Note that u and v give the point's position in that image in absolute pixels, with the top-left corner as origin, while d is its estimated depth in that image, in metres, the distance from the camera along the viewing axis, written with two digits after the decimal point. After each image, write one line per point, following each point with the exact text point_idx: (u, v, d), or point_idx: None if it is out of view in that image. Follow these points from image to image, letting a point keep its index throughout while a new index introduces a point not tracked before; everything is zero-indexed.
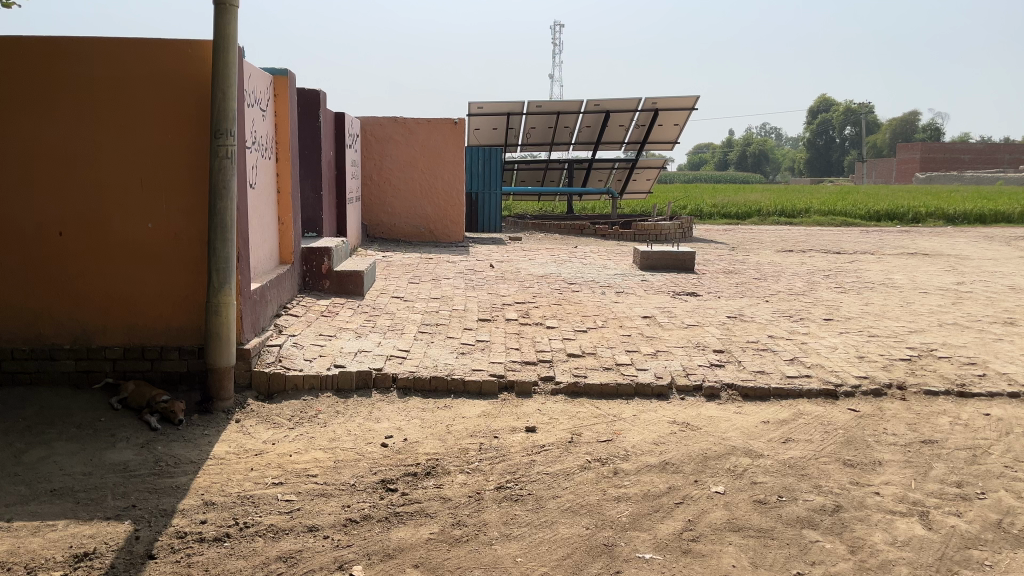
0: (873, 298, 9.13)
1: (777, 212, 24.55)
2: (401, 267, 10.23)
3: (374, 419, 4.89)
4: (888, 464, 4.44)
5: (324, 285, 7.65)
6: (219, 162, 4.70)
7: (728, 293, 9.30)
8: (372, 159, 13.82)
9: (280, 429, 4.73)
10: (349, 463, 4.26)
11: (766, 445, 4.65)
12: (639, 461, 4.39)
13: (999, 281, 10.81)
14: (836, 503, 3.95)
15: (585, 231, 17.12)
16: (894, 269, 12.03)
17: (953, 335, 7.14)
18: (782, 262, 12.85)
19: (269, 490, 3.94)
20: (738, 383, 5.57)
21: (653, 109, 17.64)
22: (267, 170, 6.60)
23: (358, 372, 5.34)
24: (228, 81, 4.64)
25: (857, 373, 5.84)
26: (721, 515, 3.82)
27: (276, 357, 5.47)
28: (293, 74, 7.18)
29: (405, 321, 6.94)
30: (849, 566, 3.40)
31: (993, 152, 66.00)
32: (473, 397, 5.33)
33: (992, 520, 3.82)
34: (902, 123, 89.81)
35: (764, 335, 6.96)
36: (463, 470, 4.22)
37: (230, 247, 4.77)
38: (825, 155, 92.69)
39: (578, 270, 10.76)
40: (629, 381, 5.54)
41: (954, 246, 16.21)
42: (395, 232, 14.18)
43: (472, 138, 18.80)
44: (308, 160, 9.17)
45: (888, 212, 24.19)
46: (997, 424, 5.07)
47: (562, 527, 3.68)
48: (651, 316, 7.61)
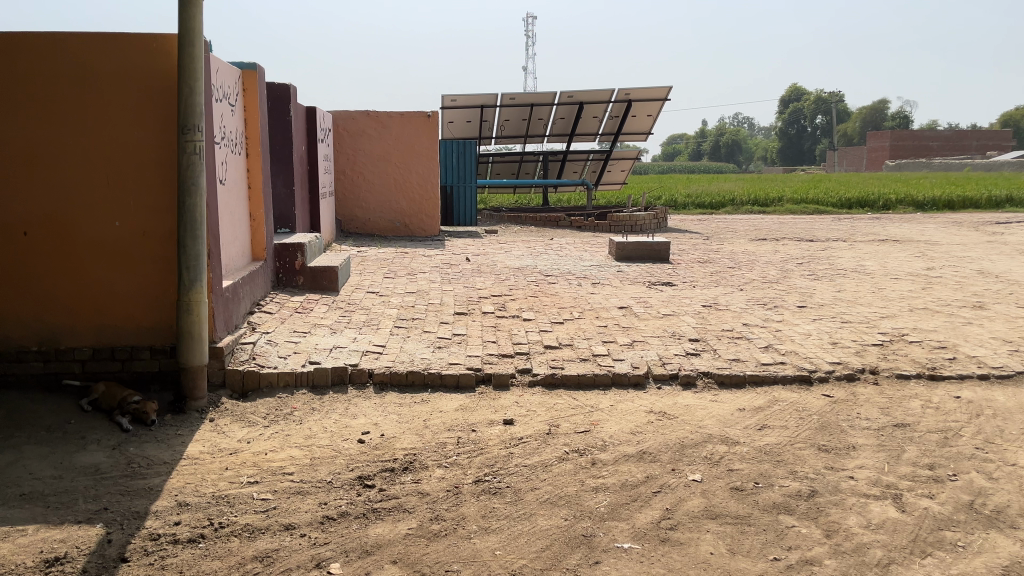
0: (846, 285, 9.24)
1: (750, 200, 24.72)
2: (376, 262, 10.18)
3: (351, 415, 4.86)
4: (862, 448, 4.49)
5: (297, 281, 7.58)
6: (187, 158, 4.62)
7: (703, 283, 9.35)
8: (345, 153, 13.73)
9: (255, 427, 4.68)
10: (326, 460, 4.23)
11: (741, 433, 4.68)
12: (617, 451, 4.40)
13: (968, 266, 10.99)
14: (812, 488, 3.99)
15: (560, 223, 17.13)
16: (865, 256, 12.18)
17: (923, 320, 7.24)
18: (755, 251, 12.93)
19: (244, 489, 3.89)
20: (713, 371, 5.61)
21: (626, 100, 17.73)
22: (237, 166, 6.52)
23: (333, 368, 5.30)
24: (195, 75, 4.57)
25: (830, 360, 5.90)
26: (699, 503, 3.84)
27: (250, 354, 5.41)
28: (262, 68, 7.09)
29: (380, 316, 6.89)
30: (825, 551, 3.43)
31: (961, 138, 66.90)
32: (450, 391, 5.31)
33: (965, 501, 3.88)
34: (871, 112, 90.82)
35: (739, 323, 7.01)
36: (441, 464, 4.20)
37: (201, 245, 4.71)
38: (797, 144, 93.51)
39: (554, 262, 10.77)
40: (606, 371, 5.55)
41: (923, 232, 16.43)
42: (370, 227, 14.09)
43: (446, 131, 18.72)
44: (281, 156, 9.08)
45: (859, 200, 24.43)
46: (968, 406, 5.15)
47: (541, 518, 3.68)
48: (628, 307, 7.63)
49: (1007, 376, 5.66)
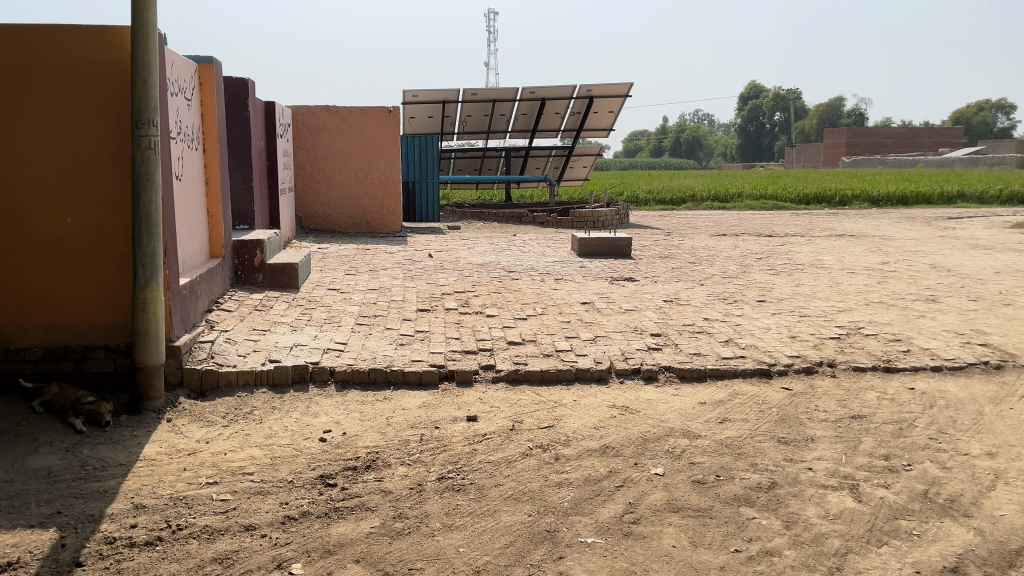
0: (804, 279, 9.39)
1: (710, 196, 24.99)
2: (337, 259, 10.07)
3: (312, 414, 4.80)
4: (820, 440, 4.56)
5: (256, 278, 7.47)
6: (142, 153, 4.52)
7: (664, 278, 9.43)
8: (304, 149, 13.57)
9: (214, 427, 4.60)
10: (287, 459, 4.17)
11: (703, 426, 4.73)
12: (581, 446, 4.42)
13: (921, 260, 11.24)
14: (772, 480, 4.04)
15: (523, 219, 17.14)
16: (822, 250, 12.40)
17: (879, 313, 7.40)
18: (716, 247, 13.06)
19: (203, 490, 3.83)
20: (675, 365, 5.65)
21: (588, 96, 17.80)
22: (194, 161, 6.40)
23: (293, 367, 5.23)
24: (149, 68, 4.47)
25: (789, 353, 5.99)
26: (661, 496, 3.87)
27: (208, 353, 5.32)
28: (219, 62, 6.96)
29: (341, 313, 6.83)
30: (784, 541, 3.49)
31: (914, 134, 68.32)
32: (412, 388, 5.27)
33: (919, 491, 3.97)
34: (828, 109, 92.38)
35: (699, 318, 7.08)
36: (404, 462, 4.17)
37: (156, 241, 4.61)
38: (756, 140, 94.79)
39: (516, 258, 10.76)
40: (570, 366, 5.57)
41: (878, 227, 16.74)
42: (331, 223, 13.95)
43: (408, 127, 18.60)
44: (239, 151, 8.94)
45: (816, 195, 24.84)
46: (922, 397, 5.26)
47: (504, 515, 3.67)
48: (590, 302, 7.66)
49: (959, 368, 5.81)
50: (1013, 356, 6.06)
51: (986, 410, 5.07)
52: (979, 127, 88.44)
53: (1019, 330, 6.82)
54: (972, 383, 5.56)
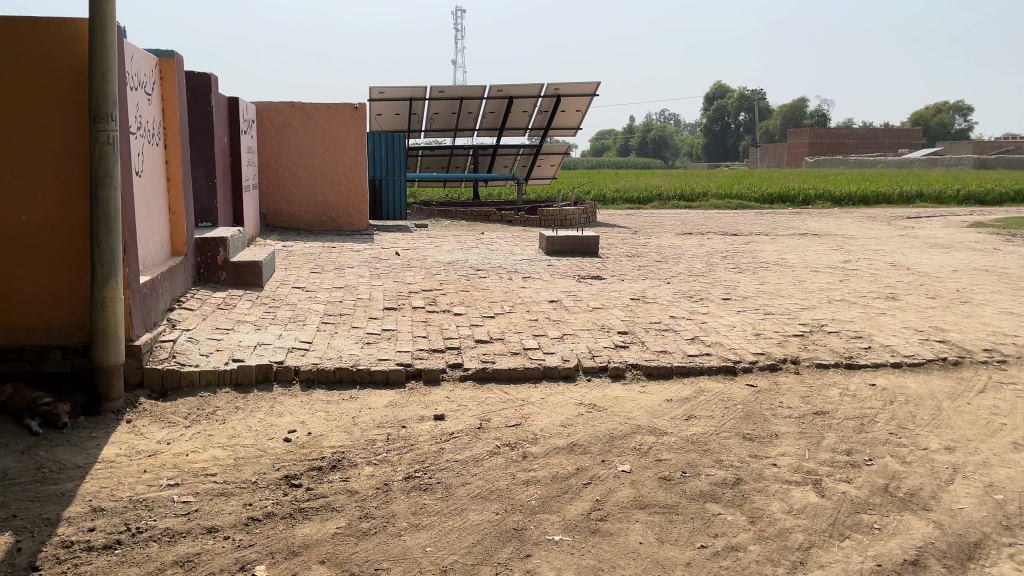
0: (768, 277, 9.50)
1: (676, 195, 25.17)
2: (302, 257, 9.96)
3: (277, 414, 4.74)
4: (785, 436, 4.61)
5: (220, 276, 7.36)
6: (100, 149, 4.42)
7: (631, 276, 9.46)
8: (269, 145, 13.40)
9: (175, 428, 4.52)
10: (250, 460, 4.11)
11: (669, 423, 4.76)
12: (548, 444, 4.41)
13: (882, 258, 11.44)
14: (737, 476, 4.08)
15: (491, 218, 17.11)
16: (786, 249, 12.56)
17: (841, 311, 7.51)
18: (682, 245, 13.17)
19: (164, 492, 3.76)
20: (642, 363, 5.68)
21: (555, 95, 17.86)
22: (154, 157, 6.27)
23: (257, 366, 5.16)
24: (107, 61, 4.37)
25: (754, 350, 6.06)
26: (628, 493, 3.89)
27: (170, 353, 5.23)
28: (181, 56, 6.83)
29: (306, 312, 6.75)
30: (749, 537, 3.52)
31: (875, 136, 69.56)
32: (379, 387, 5.23)
33: (880, 485, 4.03)
34: (792, 110, 93.64)
35: (666, 316, 7.13)
36: (370, 462, 4.13)
37: (115, 239, 4.51)
38: (721, 140, 95.75)
39: (483, 257, 10.74)
40: (537, 364, 5.56)
41: (841, 227, 17.01)
42: (297, 221, 13.79)
43: (374, 124, 18.46)
44: (201, 147, 8.80)
45: (780, 195, 25.15)
46: (882, 393, 5.35)
47: (472, 514, 3.66)
48: (558, 301, 7.66)
49: (918, 364, 5.91)
50: (970, 352, 6.18)
51: (944, 405, 5.17)
52: (937, 128, 90.29)
53: (976, 327, 6.97)
54: (931, 379, 5.66)
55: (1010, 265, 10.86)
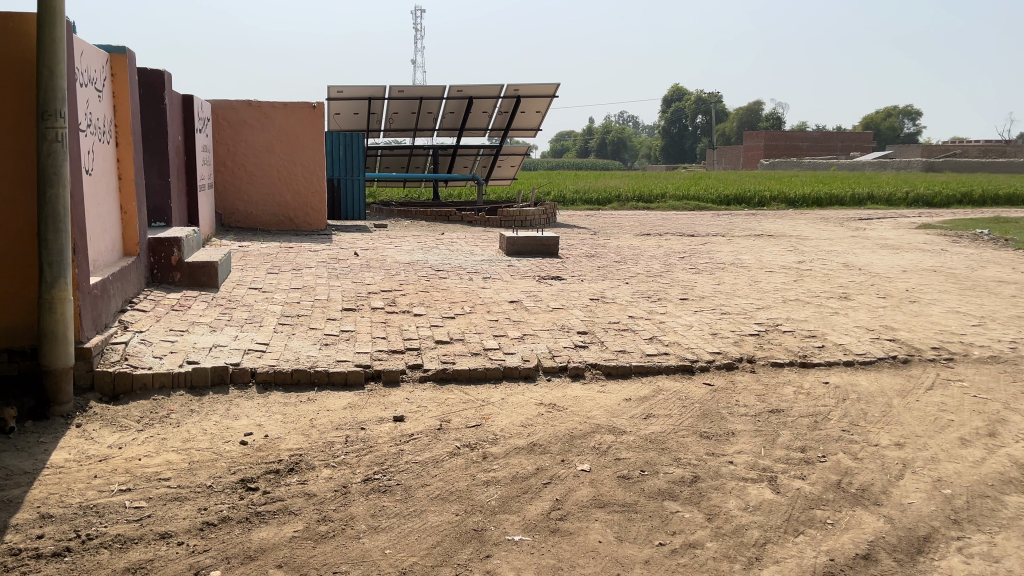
0: (725, 278, 9.63)
1: (635, 197, 25.38)
2: (258, 258, 9.81)
3: (233, 416, 4.66)
4: (741, 434, 4.68)
5: (174, 277, 7.22)
6: (48, 146, 4.30)
7: (591, 276, 9.52)
8: (225, 144, 13.19)
9: (127, 432, 4.42)
10: (205, 464, 4.04)
11: (628, 422, 4.80)
12: (508, 444, 4.42)
13: (835, 259, 11.69)
14: (694, 473, 4.13)
15: (451, 218, 17.07)
16: (742, 250, 12.73)
17: (796, 311, 7.64)
18: (641, 246, 13.29)
19: (115, 497, 3.67)
20: (601, 362, 5.72)
21: (515, 95, 17.87)
22: (105, 155, 6.13)
23: (212, 368, 5.08)
24: (55, 57, 4.26)
25: (711, 350, 6.14)
26: (588, 492, 3.91)
27: (122, 355, 5.11)
28: (133, 53, 6.70)
29: (263, 313, 6.66)
30: (707, 534, 3.57)
31: (829, 139, 71.09)
32: (337, 389, 5.18)
33: (833, 481, 4.11)
34: (748, 113, 95.02)
35: (625, 316, 7.18)
36: (328, 464, 4.09)
37: (64, 239, 4.39)
38: (679, 142, 96.83)
39: (443, 257, 10.70)
40: (497, 364, 5.57)
41: (795, 228, 17.32)
42: (253, 221, 13.60)
43: (333, 123, 18.27)
44: (154, 146, 8.62)
45: (736, 196, 25.54)
46: (836, 391, 5.46)
47: (431, 515, 3.64)
48: (518, 301, 7.67)
49: (869, 362, 6.04)
50: (919, 350, 6.35)
51: (894, 402, 5.29)
52: (888, 132, 92.47)
53: (925, 325, 7.15)
54: (882, 377, 5.80)
55: (957, 265, 11.16)
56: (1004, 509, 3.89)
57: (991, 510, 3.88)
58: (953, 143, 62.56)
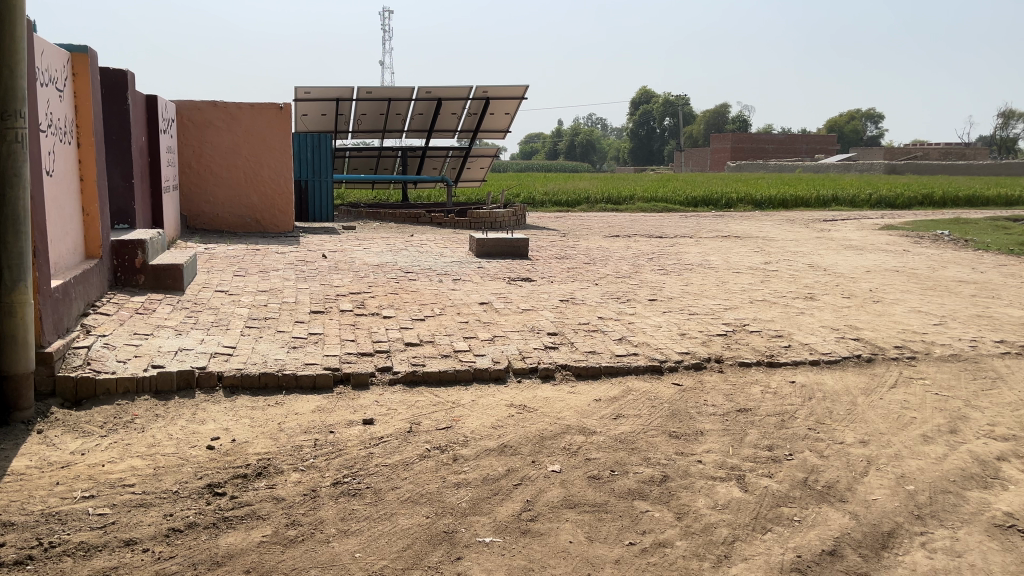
0: (692, 279, 9.71)
1: (604, 199, 25.48)
2: (225, 260, 9.69)
3: (199, 421, 4.60)
4: (709, 434, 4.72)
5: (138, 280, 7.11)
6: (7, 147, 4.21)
7: (560, 278, 9.56)
8: (190, 145, 13.02)
9: (90, 438, 4.34)
10: (171, 469, 3.98)
11: (598, 422, 4.82)
12: (478, 446, 4.41)
13: (801, 259, 11.87)
14: (664, 473, 4.16)
15: (420, 220, 17.00)
16: (709, 251, 12.87)
17: (762, 311, 7.74)
18: (610, 247, 13.36)
19: (79, 504, 3.61)
20: (571, 364, 5.74)
21: (484, 97, 17.87)
22: (66, 156, 6.01)
23: (178, 373, 5.01)
24: (15, 57, 4.17)
25: (680, 350, 6.19)
26: (558, 493, 3.91)
27: (84, 360, 5.02)
28: (95, 52, 6.58)
29: (229, 316, 6.58)
30: (676, 533, 3.59)
31: (792, 142, 72.22)
32: (306, 392, 5.13)
33: (800, 479, 4.17)
34: (715, 116, 96.09)
35: (594, 317, 7.21)
36: (297, 468, 4.05)
37: (24, 241, 4.30)
38: (647, 143, 97.53)
39: (413, 259, 10.67)
40: (468, 367, 5.56)
41: (762, 229, 17.55)
42: (219, 223, 13.44)
43: (300, 124, 18.12)
44: (118, 147, 8.49)
45: (703, 198, 25.82)
46: (802, 390, 5.54)
47: (402, 518, 3.62)
48: (488, 302, 7.67)
49: (834, 361, 6.14)
50: (882, 349, 6.46)
51: (859, 400, 5.38)
52: (851, 135, 94.03)
53: (888, 325, 7.28)
54: (846, 375, 5.89)
55: (919, 266, 11.38)
56: (966, 504, 3.97)
57: (953, 506, 3.96)
58: (914, 147, 63.87)
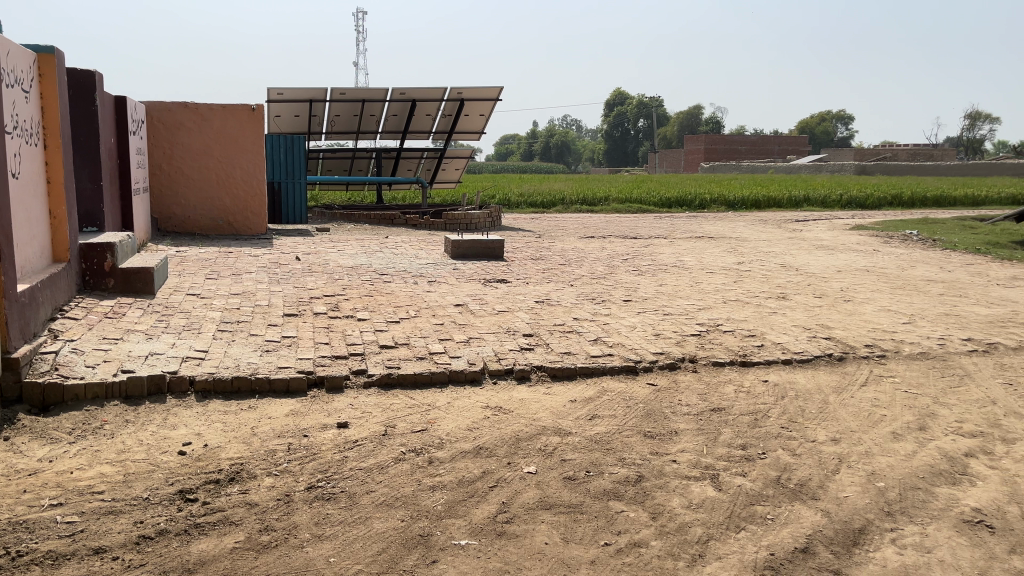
0: (667, 279, 9.77)
1: (579, 199, 25.60)
2: (197, 263, 9.58)
3: (170, 426, 4.54)
4: (683, 433, 4.75)
5: (108, 284, 7.02)
6: None
7: (535, 279, 9.56)
8: (160, 146, 12.87)
9: (58, 444, 4.27)
10: (141, 476, 3.93)
11: (573, 423, 4.83)
12: (454, 449, 4.40)
13: (773, 259, 12.00)
14: (639, 473, 4.17)
15: (395, 221, 16.94)
16: (684, 252, 12.96)
17: (736, 311, 7.80)
18: (585, 248, 13.41)
19: (47, 512, 3.55)
20: (546, 365, 5.74)
21: (458, 99, 17.86)
22: (33, 158, 5.92)
23: (149, 377, 4.95)
24: None
25: (654, 350, 6.22)
26: (534, 494, 3.91)
27: (52, 365, 4.94)
28: (61, 52, 6.48)
29: (201, 319, 6.51)
30: (651, 532, 3.61)
31: (765, 142, 72.94)
32: (279, 396, 5.09)
33: (773, 477, 4.20)
34: (689, 117, 96.87)
35: (569, 318, 7.23)
36: (270, 473, 4.02)
37: None
38: (622, 144, 98.00)
39: (388, 260, 10.63)
40: (443, 369, 5.54)
41: (735, 229, 17.70)
42: (190, 225, 13.28)
43: (273, 125, 17.97)
44: (86, 148, 8.37)
45: (677, 199, 26.05)
46: (775, 389, 5.59)
47: (377, 521, 3.61)
48: (464, 304, 7.66)
49: (806, 360, 6.20)
50: (853, 348, 6.54)
51: (831, 399, 5.44)
52: (822, 137, 95.22)
53: (859, 324, 7.37)
54: (818, 374, 5.95)
55: (888, 265, 11.54)
56: (935, 500, 4.03)
57: (923, 502, 4.02)
58: (884, 147, 64.78)
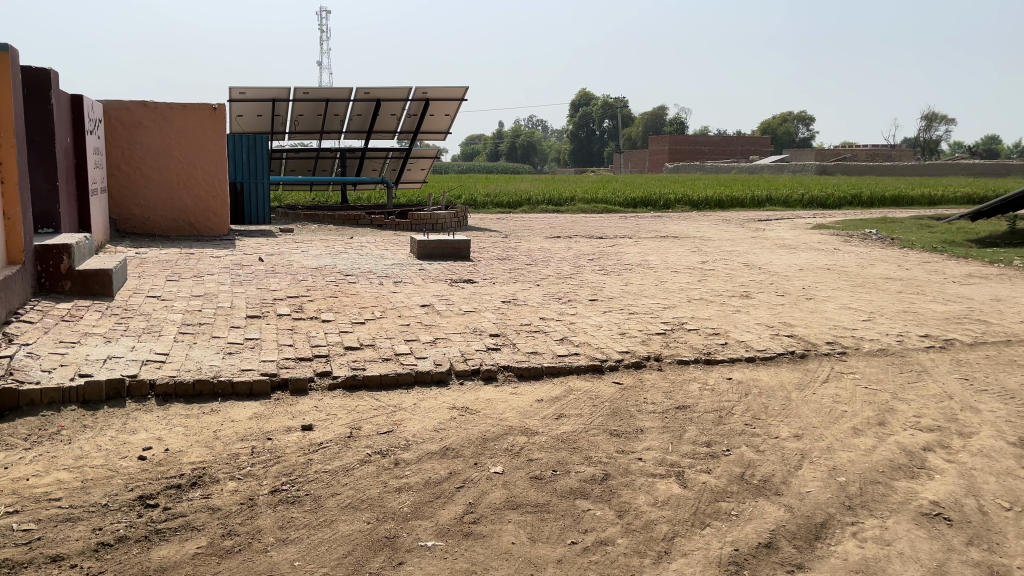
0: (632, 279, 9.84)
1: (545, 199, 25.66)
2: (157, 264, 9.43)
3: (130, 431, 4.45)
4: (649, 431, 4.78)
5: (64, 286, 6.87)
6: None
7: (501, 279, 9.56)
8: (119, 146, 12.64)
9: (13, 451, 4.17)
10: (100, 482, 3.84)
11: (540, 422, 4.83)
12: (420, 450, 4.37)
13: (738, 258, 12.14)
14: (605, 472, 4.19)
15: (360, 221, 16.82)
16: (649, 251, 13.05)
17: (700, 309, 7.87)
18: (552, 248, 13.44)
19: (1, 520, 3.46)
20: (513, 365, 5.74)
21: (424, 98, 17.78)
22: None
23: (108, 381, 4.85)
24: None
25: (620, 349, 6.25)
26: (500, 494, 3.91)
27: (6, 370, 4.82)
28: (15, 49, 6.34)
29: (162, 322, 6.39)
30: (617, 530, 3.63)
31: (728, 143, 73.79)
32: (242, 398, 5.02)
33: (737, 474, 4.25)
34: (653, 117, 97.61)
35: (536, 317, 7.24)
36: (234, 477, 3.96)
37: None
38: (587, 144, 98.44)
39: (353, 261, 10.56)
40: (409, 370, 5.50)
41: (699, 228, 17.85)
42: (150, 226, 13.05)
43: (235, 125, 17.73)
44: (41, 148, 8.19)
45: (642, 199, 26.20)
46: (738, 386, 5.65)
47: (342, 524, 3.57)
48: (430, 305, 7.62)
49: (769, 358, 6.28)
50: (814, 345, 6.64)
51: (793, 396, 5.52)
52: (784, 138, 96.61)
53: (820, 322, 7.48)
54: (781, 371, 6.03)
55: (849, 264, 11.73)
56: (894, 494, 4.11)
57: (882, 496, 4.09)
58: (843, 147, 65.87)
